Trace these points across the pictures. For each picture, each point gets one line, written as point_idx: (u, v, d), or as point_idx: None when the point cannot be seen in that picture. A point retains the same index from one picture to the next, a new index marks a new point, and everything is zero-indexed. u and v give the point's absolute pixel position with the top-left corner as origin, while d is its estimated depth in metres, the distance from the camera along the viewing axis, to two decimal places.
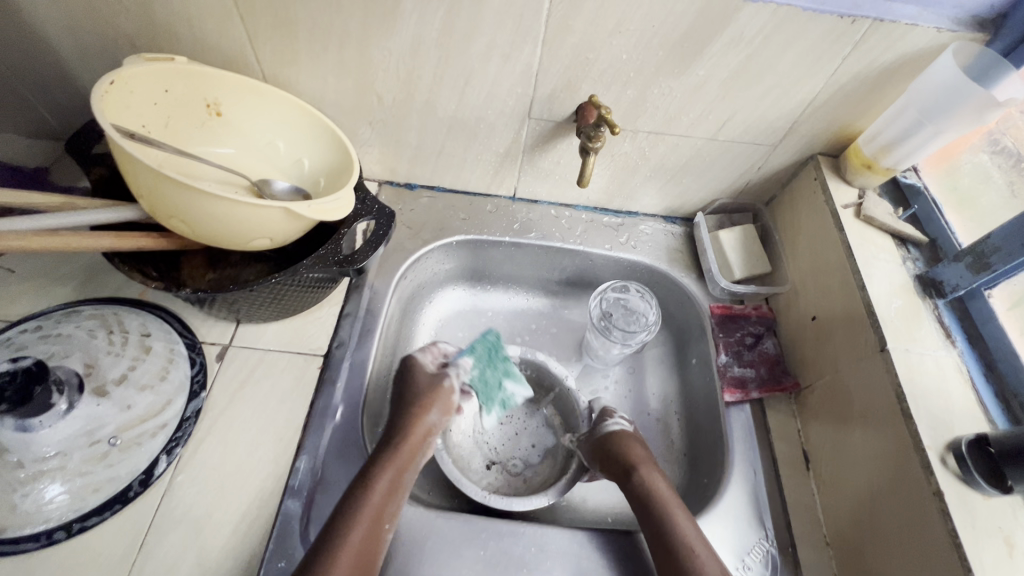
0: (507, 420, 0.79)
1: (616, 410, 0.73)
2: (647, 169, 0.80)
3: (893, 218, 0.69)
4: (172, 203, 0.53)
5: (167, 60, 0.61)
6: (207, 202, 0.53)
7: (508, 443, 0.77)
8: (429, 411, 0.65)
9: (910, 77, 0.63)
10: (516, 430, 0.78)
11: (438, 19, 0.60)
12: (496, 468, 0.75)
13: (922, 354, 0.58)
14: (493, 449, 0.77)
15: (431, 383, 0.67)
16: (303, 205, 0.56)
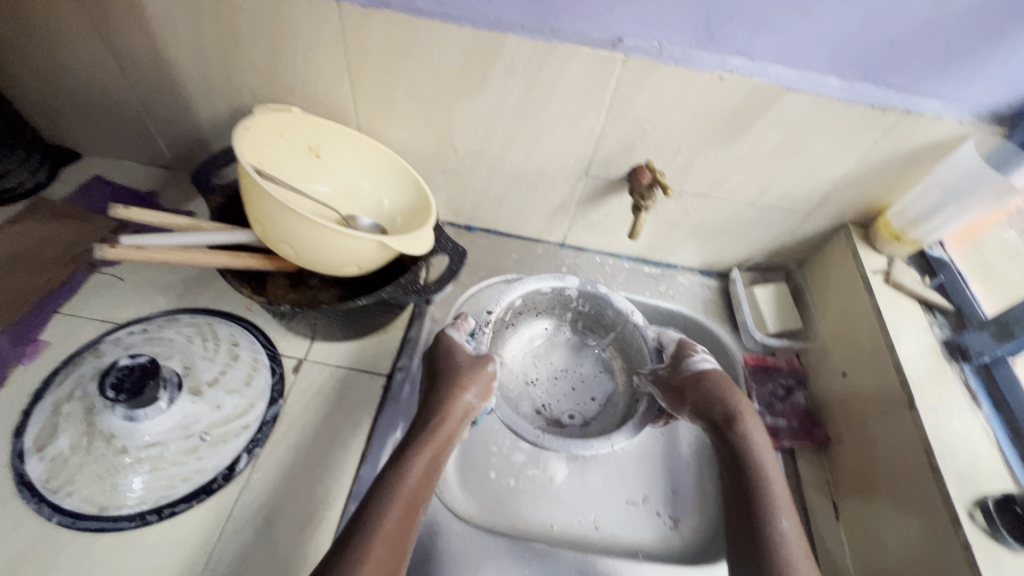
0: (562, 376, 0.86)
1: (695, 349, 0.77)
2: (688, 227, 0.87)
3: (920, 285, 0.74)
4: (288, 232, 0.63)
5: (286, 110, 0.73)
6: (318, 232, 0.61)
7: (558, 400, 0.84)
8: (463, 394, 0.67)
9: (935, 160, 0.70)
10: (567, 389, 0.85)
11: (518, 89, 0.70)
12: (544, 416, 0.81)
13: (950, 414, 0.62)
14: (543, 402, 0.83)
15: (470, 368, 0.70)
16: (394, 239, 0.64)
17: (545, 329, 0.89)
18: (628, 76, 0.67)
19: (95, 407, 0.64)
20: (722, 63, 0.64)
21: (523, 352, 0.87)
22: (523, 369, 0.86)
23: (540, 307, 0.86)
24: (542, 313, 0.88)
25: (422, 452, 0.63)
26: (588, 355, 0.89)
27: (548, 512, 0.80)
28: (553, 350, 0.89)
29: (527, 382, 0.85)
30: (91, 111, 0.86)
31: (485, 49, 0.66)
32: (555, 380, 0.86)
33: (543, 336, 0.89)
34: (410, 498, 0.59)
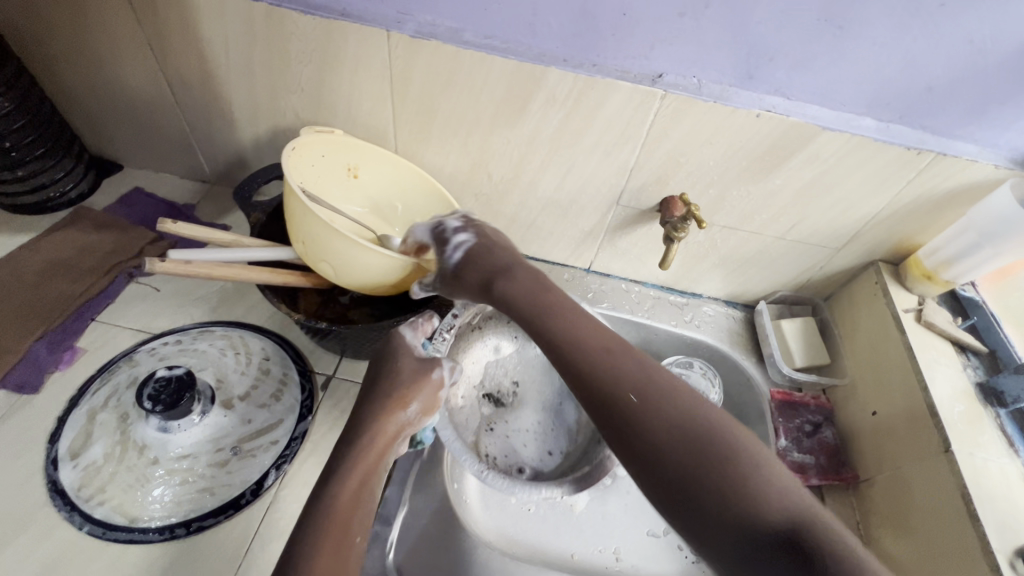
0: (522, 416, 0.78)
1: None
2: (716, 258, 0.88)
3: (953, 326, 0.73)
4: (328, 250, 0.64)
5: (330, 132, 0.75)
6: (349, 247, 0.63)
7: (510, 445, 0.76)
8: (408, 403, 0.60)
9: (970, 202, 0.70)
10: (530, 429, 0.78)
11: (557, 119, 0.72)
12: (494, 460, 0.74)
13: (987, 459, 0.61)
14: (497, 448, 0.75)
15: (413, 363, 0.64)
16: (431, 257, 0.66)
17: (514, 338, 0.81)
18: (666, 110, 0.68)
19: (129, 416, 0.65)
20: (760, 102, 0.66)
21: (488, 363, 0.80)
22: (487, 380, 0.80)
23: (514, 316, 0.78)
24: (517, 328, 0.80)
25: (355, 471, 0.54)
26: (557, 377, 0.82)
27: (569, 542, 0.79)
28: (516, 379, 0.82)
29: (485, 395, 0.80)
30: (137, 125, 0.88)
31: (527, 80, 0.68)
32: (513, 397, 0.81)
33: (515, 347, 0.82)
34: (354, 516, 0.52)
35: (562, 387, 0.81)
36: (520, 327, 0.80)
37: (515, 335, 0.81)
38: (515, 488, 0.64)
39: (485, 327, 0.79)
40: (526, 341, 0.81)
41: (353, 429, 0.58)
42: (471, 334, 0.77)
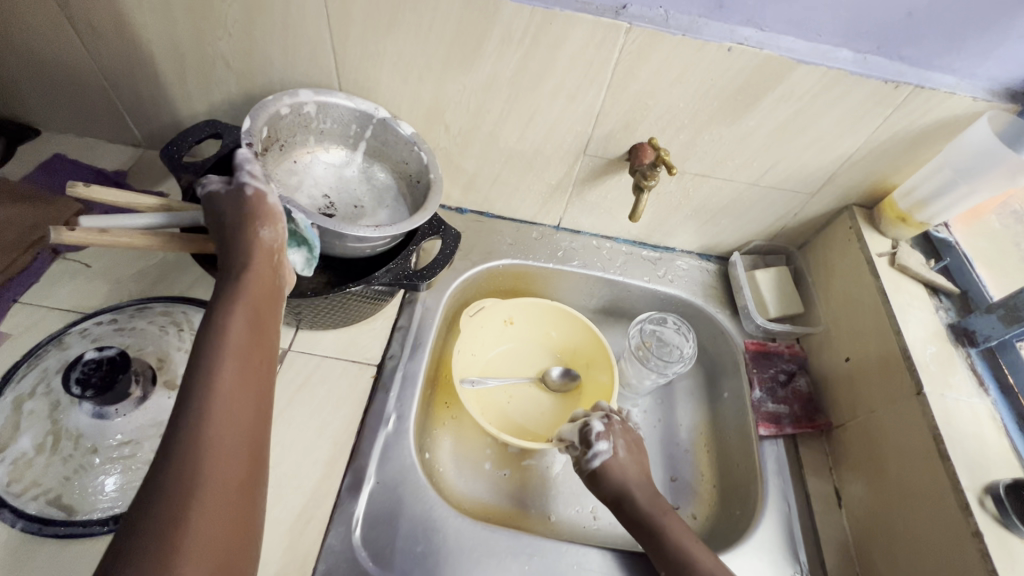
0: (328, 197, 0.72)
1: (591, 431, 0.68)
2: (688, 210, 0.84)
3: (926, 268, 0.72)
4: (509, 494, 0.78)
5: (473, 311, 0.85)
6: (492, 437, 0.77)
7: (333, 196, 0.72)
8: (263, 227, 0.50)
9: (946, 138, 0.68)
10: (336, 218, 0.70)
11: (515, 60, 0.66)
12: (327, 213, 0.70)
13: (957, 399, 0.61)
14: (316, 199, 0.70)
15: (266, 257, 0.50)
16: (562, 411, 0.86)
17: (313, 153, 0.72)
18: (632, 46, 0.63)
19: (61, 404, 0.59)
20: (731, 34, 0.61)
21: (295, 173, 0.70)
22: (311, 189, 0.71)
23: (322, 127, 0.70)
24: (328, 138, 0.72)
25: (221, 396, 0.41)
26: (361, 176, 0.75)
27: (546, 502, 0.78)
28: (326, 167, 0.73)
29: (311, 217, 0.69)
30: (48, 84, 0.79)
31: (480, 16, 0.62)
32: (358, 214, 0.71)
33: (337, 167, 0.74)
34: (245, 453, 0.41)
35: (367, 181, 0.75)
36: (306, 138, 0.71)
37: (326, 147, 0.73)
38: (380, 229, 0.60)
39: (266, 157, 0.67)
40: (343, 153, 0.74)
41: (209, 332, 0.43)
42: (272, 151, 0.67)
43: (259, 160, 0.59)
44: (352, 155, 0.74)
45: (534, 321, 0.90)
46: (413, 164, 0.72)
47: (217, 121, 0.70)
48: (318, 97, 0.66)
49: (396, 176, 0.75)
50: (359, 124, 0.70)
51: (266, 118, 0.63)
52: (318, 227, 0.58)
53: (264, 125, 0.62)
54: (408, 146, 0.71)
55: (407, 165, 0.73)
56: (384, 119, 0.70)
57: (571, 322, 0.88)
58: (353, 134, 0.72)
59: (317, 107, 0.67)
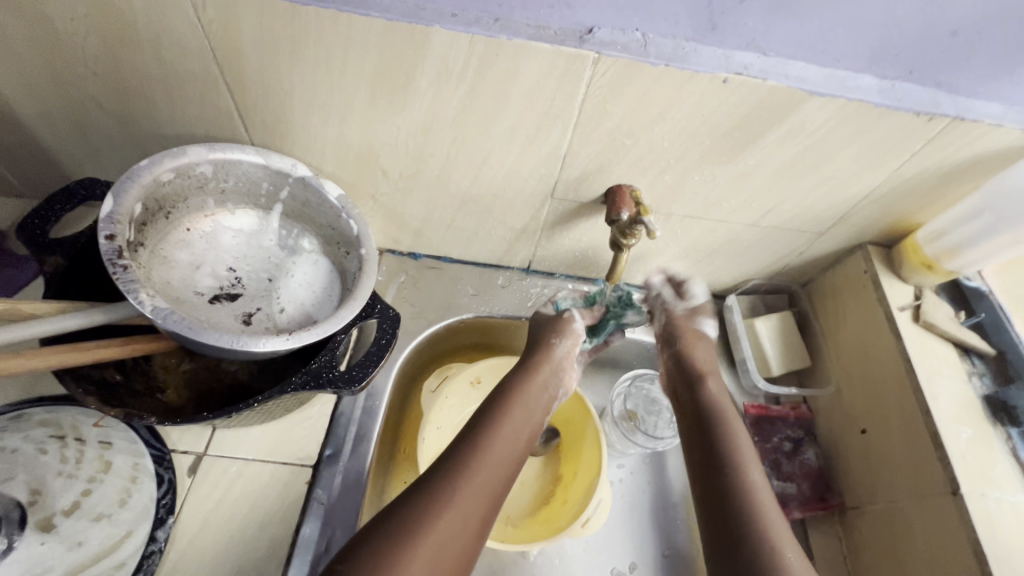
0: (231, 274, 0.59)
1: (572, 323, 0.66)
2: (676, 251, 0.72)
3: (955, 325, 0.62)
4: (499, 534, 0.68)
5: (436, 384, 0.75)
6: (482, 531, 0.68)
7: (239, 272, 0.60)
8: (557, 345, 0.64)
9: (985, 174, 0.56)
10: (237, 302, 0.58)
11: (456, 97, 0.53)
12: (226, 296, 0.58)
13: (1000, 499, 0.52)
14: (215, 278, 0.58)
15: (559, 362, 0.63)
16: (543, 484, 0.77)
17: (212, 217, 0.60)
18: (602, 80, 0.49)
19: None
20: (727, 60, 0.48)
21: (191, 245, 0.59)
22: (212, 263, 0.59)
23: (223, 187, 0.58)
24: (233, 198, 0.60)
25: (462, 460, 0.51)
26: (276, 242, 0.62)
27: None
28: (229, 234, 0.60)
29: (210, 301, 0.57)
30: None
31: (406, 48, 0.48)
32: (273, 291, 0.60)
33: (246, 231, 0.61)
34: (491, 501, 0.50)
35: (285, 246, 0.62)
36: (204, 200, 0.58)
37: (232, 210, 0.60)
38: (280, 341, 0.48)
39: (149, 229, 0.55)
40: (254, 218, 0.61)
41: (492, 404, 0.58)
42: (155, 222, 0.55)
43: (124, 258, 0.45)
44: (264, 218, 0.62)
45: None
46: (341, 231, 0.60)
47: (94, 181, 0.54)
48: (215, 155, 0.53)
49: (323, 242, 0.63)
50: (271, 183, 0.58)
51: (140, 192, 0.50)
52: (208, 343, 0.46)
53: (136, 202, 0.50)
54: (335, 209, 0.59)
55: (333, 233, 0.61)
56: (303, 178, 0.58)
57: None
58: (265, 194, 0.60)
59: (216, 168, 0.55)
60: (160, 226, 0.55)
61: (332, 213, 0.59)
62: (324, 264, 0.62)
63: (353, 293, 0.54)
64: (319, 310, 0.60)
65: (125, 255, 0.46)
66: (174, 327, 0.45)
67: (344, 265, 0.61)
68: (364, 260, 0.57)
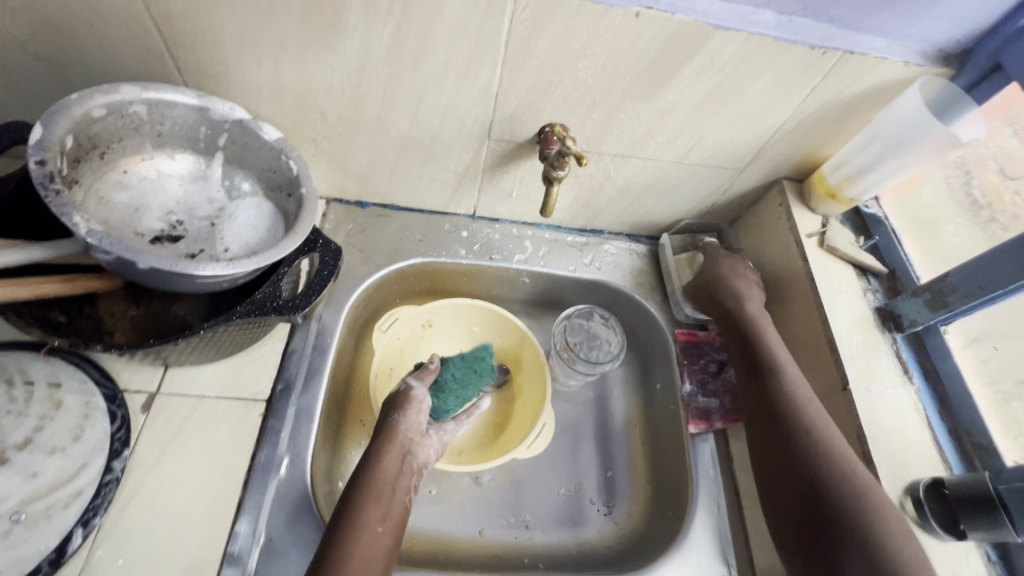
0: (172, 216, 0.60)
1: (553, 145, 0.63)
2: (612, 190, 0.76)
3: (855, 248, 0.68)
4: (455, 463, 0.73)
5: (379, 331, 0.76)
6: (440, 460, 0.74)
7: (181, 216, 0.61)
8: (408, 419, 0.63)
9: (876, 108, 0.62)
10: (180, 242, 0.59)
11: (386, 34, 0.54)
12: (167, 237, 0.59)
13: (882, 392, 0.59)
14: (156, 220, 0.59)
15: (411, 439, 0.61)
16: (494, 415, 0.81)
17: (149, 160, 0.60)
18: (524, 15, 0.52)
19: None
20: None
21: (128, 188, 0.59)
22: (151, 205, 0.60)
23: (159, 129, 0.58)
24: (171, 142, 0.60)
25: (379, 493, 0.55)
26: (217, 187, 0.63)
27: (474, 516, 0.72)
28: (167, 178, 0.61)
29: (151, 242, 0.58)
30: None
31: None
32: (216, 233, 0.61)
33: (186, 176, 0.62)
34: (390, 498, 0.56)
35: (225, 191, 0.63)
36: (140, 143, 0.58)
37: (170, 154, 0.61)
38: (221, 271, 0.50)
39: (83, 167, 0.55)
40: (194, 162, 0.62)
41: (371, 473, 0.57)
42: (90, 160, 0.55)
43: (56, 183, 0.46)
44: (204, 163, 0.63)
45: (456, 320, 0.82)
46: (282, 173, 0.62)
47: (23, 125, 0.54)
48: (148, 95, 0.54)
49: (264, 186, 0.64)
50: (209, 128, 0.59)
51: (70, 125, 0.50)
52: (148, 266, 0.48)
53: (67, 135, 0.50)
54: (274, 152, 0.61)
55: (274, 175, 0.62)
56: (240, 121, 0.59)
57: (501, 324, 0.82)
58: (203, 139, 0.61)
59: (150, 108, 0.55)
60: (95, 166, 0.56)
61: (274, 155, 0.61)
62: (267, 207, 0.64)
63: (296, 228, 0.56)
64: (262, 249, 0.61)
65: (59, 185, 0.46)
66: (115, 255, 0.47)
67: (286, 207, 0.63)
68: (305, 199, 0.59)
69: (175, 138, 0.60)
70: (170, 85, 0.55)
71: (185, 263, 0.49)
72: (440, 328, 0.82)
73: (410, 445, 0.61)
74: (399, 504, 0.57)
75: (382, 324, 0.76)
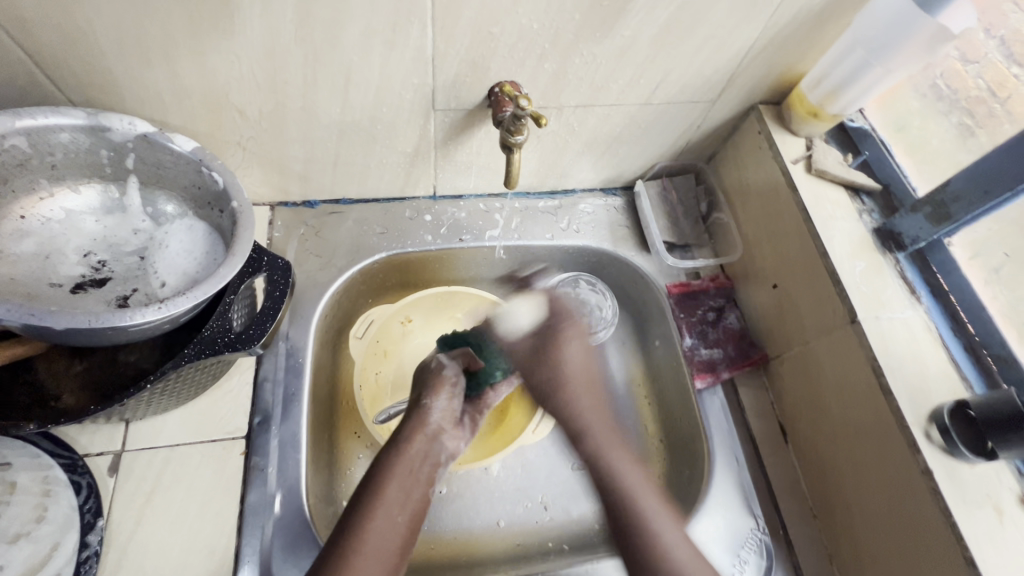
0: (93, 257, 0.53)
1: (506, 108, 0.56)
2: (578, 145, 0.70)
3: (844, 167, 0.64)
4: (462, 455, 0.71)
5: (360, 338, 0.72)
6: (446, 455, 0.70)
7: (103, 256, 0.54)
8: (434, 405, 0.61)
9: (855, 9, 0.56)
10: (108, 286, 0.52)
11: (290, 7, 0.46)
12: (91, 283, 0.52)
13: (892, 318, 0.56)
14: (75, 266, 0.52)
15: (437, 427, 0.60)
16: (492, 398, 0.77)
17: (51, 198, 0.52)
18: None
19: None
20: None
21: (31, 234, 0.51)
22: (65, 249, 0.52)
23: (51, 161, 0.50)
24: (71, 173, 0.52)
25: (402, 477, 0.55)
26: (139, 216, 0.56)
27: (491, 509, 0.69)
28: (77, 215, 0.53)
29: (73, 292, 0.51)
30: None
31: None
32: (148, 268, 0.54)
33: (98, 210, 0.54)
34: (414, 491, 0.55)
35: (149, 218, 0.56)
36: (33, 180, 0.50)
37: (74, 187, 0.53)
38: (154, 317, 0.44)
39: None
40: (105, 192, 0.54)
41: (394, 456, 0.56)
42: None
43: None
44: (116, 191, 0.55)
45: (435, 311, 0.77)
46: (208, 188, 0.54)
47: None
48: (23, 123, 0.45)
49: (192, 205, 0.57)
50: (110, 151, 0.51)
51: None
52: (64, 327, 0.41)
53: None
54: (192, 165, 0.53)
55: (198, 190, 0.55)
56: (144, 136, 0.51)
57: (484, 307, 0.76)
58: (108, 164, 0.53)
59: (30, 139, 0.47)
60: None
61: (193, 169, 0.53)
62: (200, 228, 0.57)
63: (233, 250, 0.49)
64: (203, 276, 0.54)
65: None
66: (21, 322, 0.40)
67: (221, 224, 0.55)
68: (237, 214, 0.51)
69: (74, 168, 0.52)
70: (48, 108, 0.47)
71: (107, 316, 0.42)
72: (420, 324, 0.77)
73: (440, 434, 0.60)
74: (420, 494, 0.56)
75: (359, 331, 0.72)
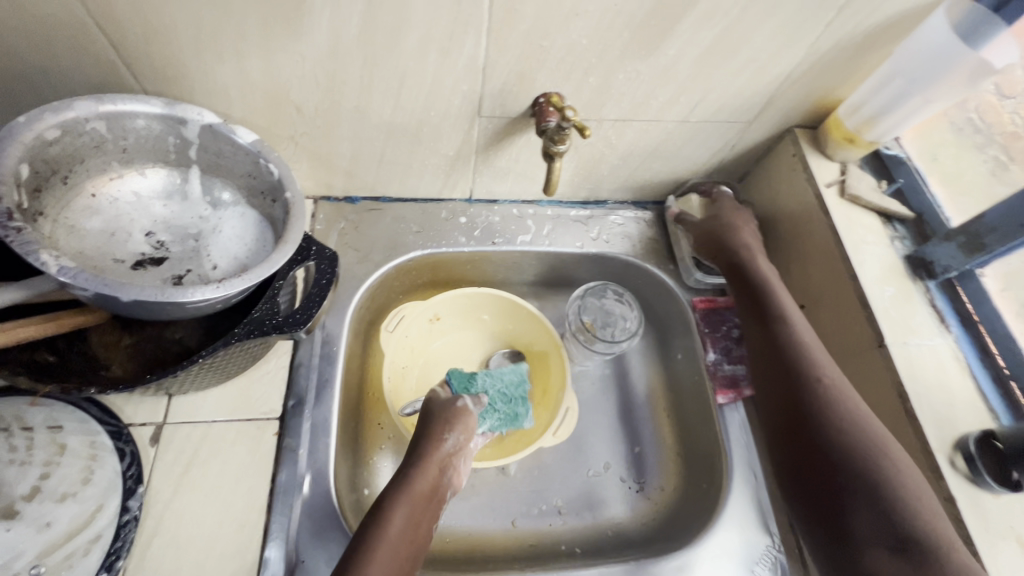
0: (152, 237, 0.56)
1: (550, 117, 0.58)
2: (615, 158, 0.72)
3: (878, 194, 0.65)
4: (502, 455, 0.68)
5: (386, 333, 0.71)
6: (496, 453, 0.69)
7: (162, 237, 0.57)
8: (445, 436, 0.56)
9: (894, 40, 0.57)
10: (163, 265, 0.55)
11: (357, 15, 0.49)
12: (150, 262, 0.55)
13: (920, 344, 0.56)
14: (136, 244, 0.55)
15: (446, 459, 0.56)
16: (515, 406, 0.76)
17: (120, 180, 0.56)
18: None
19: None
20: None
21: (99, 212, 0.54)
22: (130, 227, 0.56)
23: (124, 145, 0.53)
24: (139, 157, 0.55)
25: (412, 510, 0.51)
26: (197, 202, 0.59)
27: (504, 509, 0.69)
28: (142, 198, 0.57)
29: (134, 267, 0.54)
30: None
31: None
32: (201, 251, 0.57)
33: (162, 194, 0.58)
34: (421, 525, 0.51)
35: (208, 205, 0.59)
36: (106, 162, 0.54)
37: (141, 170, 0.57)
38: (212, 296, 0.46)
39: (45, 196, 0.50)
40: (168, 177, 0.58)
41: (410, 476, 0.53)
42: (51, 187, 0.50)
43: (16, 219, 0.42)
44: (178, 177, 0.58)
45: (462, 310, 0.78)
46: (262, 178, 0.57)
47: None
48: (105, 109, 0.49)
49: (246, 194, 0.60)
50: (178, 138, 0.54)
51: (23, 151, 0.46)
52: (132, 299, 0.43)
53: (20, 163, 0.45)
54: (250, 156, 0.56)
55: (254, 180, 0.58)
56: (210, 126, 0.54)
57: (514, 312, 0.78)
58: (174, 151, 0.56)
59: (108, 124, 0.50)
60: (58, 192, 0.51)
61: (250, 159, 0.56)
62: (251, 216, 0.60)
63: (286, 237, 0.52)
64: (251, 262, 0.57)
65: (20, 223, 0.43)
66: (94, 292, 0.43)
67: (272, 214, 0.58)
68: (289, 203, 0.54)
69: (143, 151, 0.55)
70: (126, 95, 0.50)
71: (171, 291, 0.45)
72: (449, 321, 0.78)
73: (449, 470, 0.56)
74: (422, 529, 0.52)
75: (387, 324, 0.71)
